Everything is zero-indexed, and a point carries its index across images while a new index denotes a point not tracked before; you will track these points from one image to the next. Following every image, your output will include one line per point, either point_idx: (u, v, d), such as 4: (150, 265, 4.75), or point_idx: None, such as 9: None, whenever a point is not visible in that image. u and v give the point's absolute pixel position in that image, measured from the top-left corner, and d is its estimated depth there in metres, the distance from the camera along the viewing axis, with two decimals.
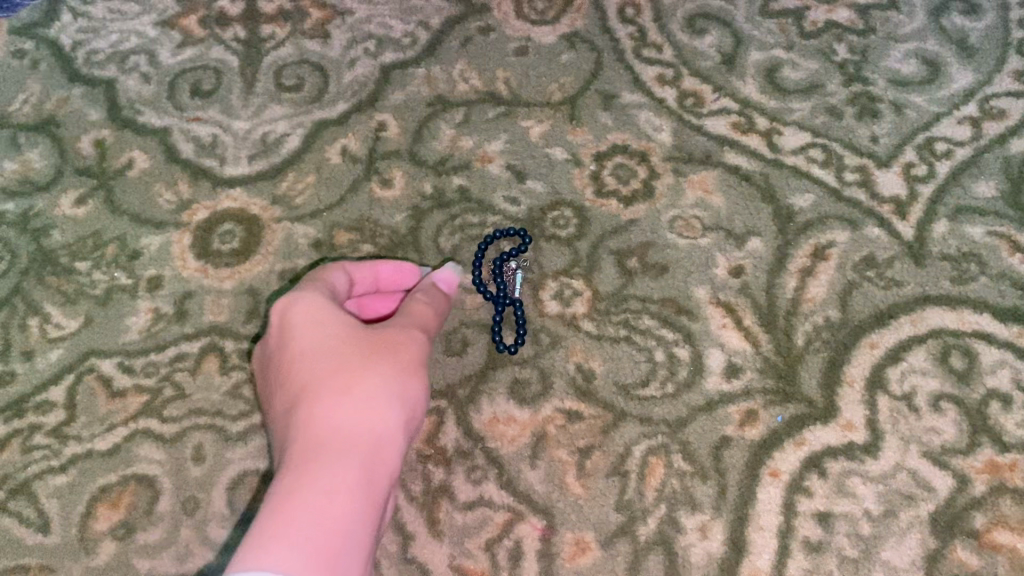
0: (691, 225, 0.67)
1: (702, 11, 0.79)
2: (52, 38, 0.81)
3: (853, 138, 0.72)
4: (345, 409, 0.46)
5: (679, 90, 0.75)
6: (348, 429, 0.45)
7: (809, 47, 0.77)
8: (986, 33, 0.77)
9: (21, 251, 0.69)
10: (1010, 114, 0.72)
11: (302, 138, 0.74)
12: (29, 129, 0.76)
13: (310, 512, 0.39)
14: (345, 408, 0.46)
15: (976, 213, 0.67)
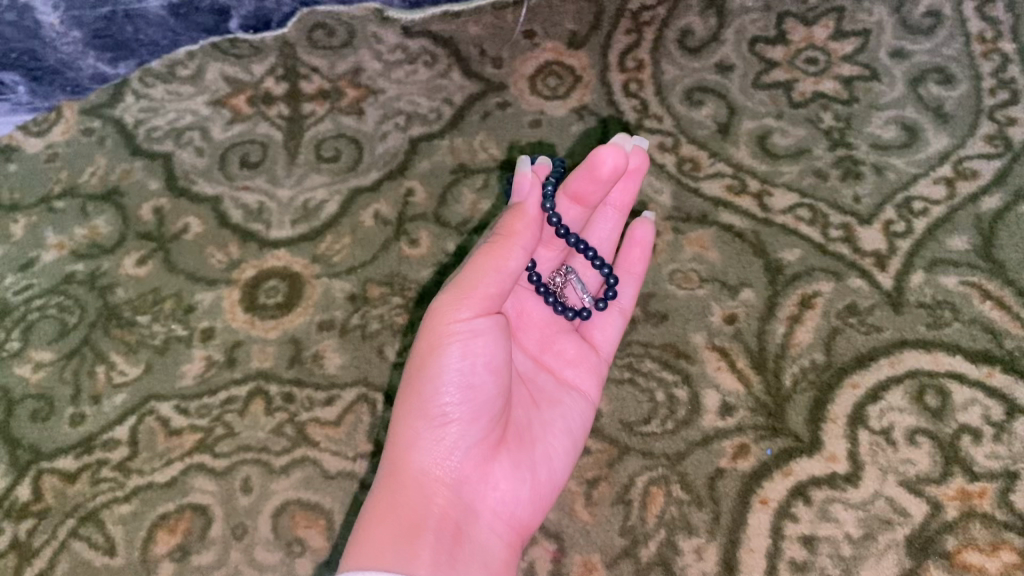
0: (688, 277, 0.74)
1: (699, 85, 0.88)
2: (117, 117, 0.91)
3: (838, 198, 0.78)
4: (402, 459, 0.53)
5: (678, 157, 0.83)
6: (399, 483, 0.52)
7: (797, 116, 0.84)
8: (960, 100, 0.84)
9: (89, 306, 0.78)
10: (982, 174, 0.79)
11: (338, 204, 0.82)
12: (96, 199, 0.85)
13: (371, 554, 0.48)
14: (399, 457, 0.53)
15: (950, 264, 0.73)
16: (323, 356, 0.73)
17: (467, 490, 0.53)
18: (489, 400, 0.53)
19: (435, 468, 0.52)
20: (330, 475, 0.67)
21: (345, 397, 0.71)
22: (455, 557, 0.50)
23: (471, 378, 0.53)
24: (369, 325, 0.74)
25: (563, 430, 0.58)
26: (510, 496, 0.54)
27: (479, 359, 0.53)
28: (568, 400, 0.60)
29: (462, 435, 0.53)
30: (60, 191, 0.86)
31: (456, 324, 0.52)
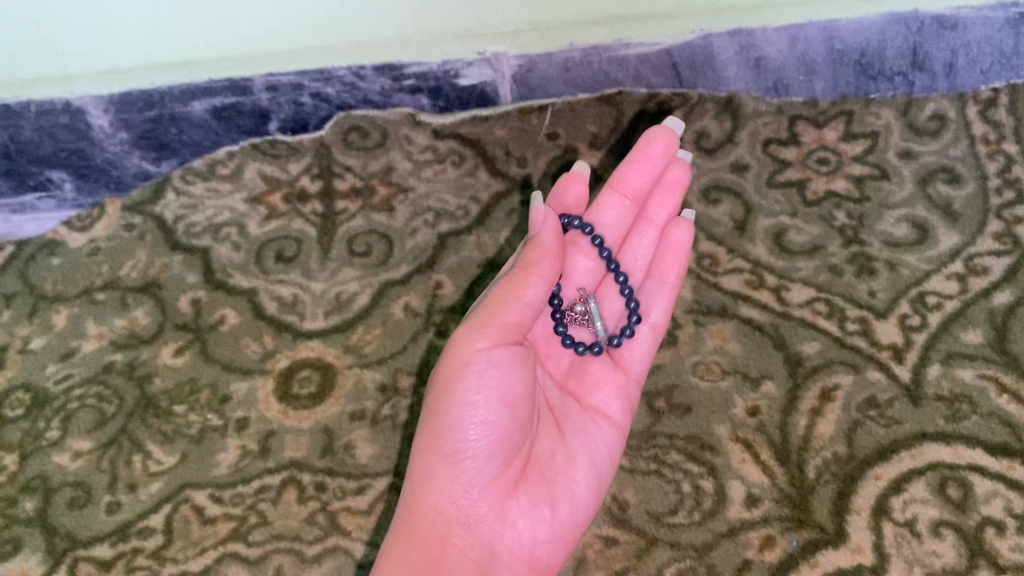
0: (711, 370, 0.77)
1: (715, 184, 0.92)
2: (158, 213, 0.95)
3: (853, 293, 0.81)
4: (420, 498, 0.56)
5: (698, 253, 0.86)
6: (416, 522, 0.56)
7: (811, 214, 0.88)
8: (968, 199, 0.87)
9: (127, 396, 0.80)
10: (993, 270, 0.81)
11: (370, 296, 0.86)
12: (136, 291, 0.89)
13: None
14: (415, 497, 0.57)
15: (966, 358, 0.75)
16: (354, 446, 0.75)
17: (483, 530, 0.56)
18: (509, 435, 0.56)
19: (452, 506, 0.56)
20: (361, 564, 0.68)
21: (376, 486, 0.72)
22: None
23: (490, 415, 0.55)
24: (399, 415, 0.76)
25: (589, 463, 0.61)
26: (532, 533, 0.57)
27: (495, 392, 0.56)
28: (598, 432, 0.63)
29: (477, 472, 0.56)
30: (101, 284, 0.90)
31: (475, 363, 0.55)
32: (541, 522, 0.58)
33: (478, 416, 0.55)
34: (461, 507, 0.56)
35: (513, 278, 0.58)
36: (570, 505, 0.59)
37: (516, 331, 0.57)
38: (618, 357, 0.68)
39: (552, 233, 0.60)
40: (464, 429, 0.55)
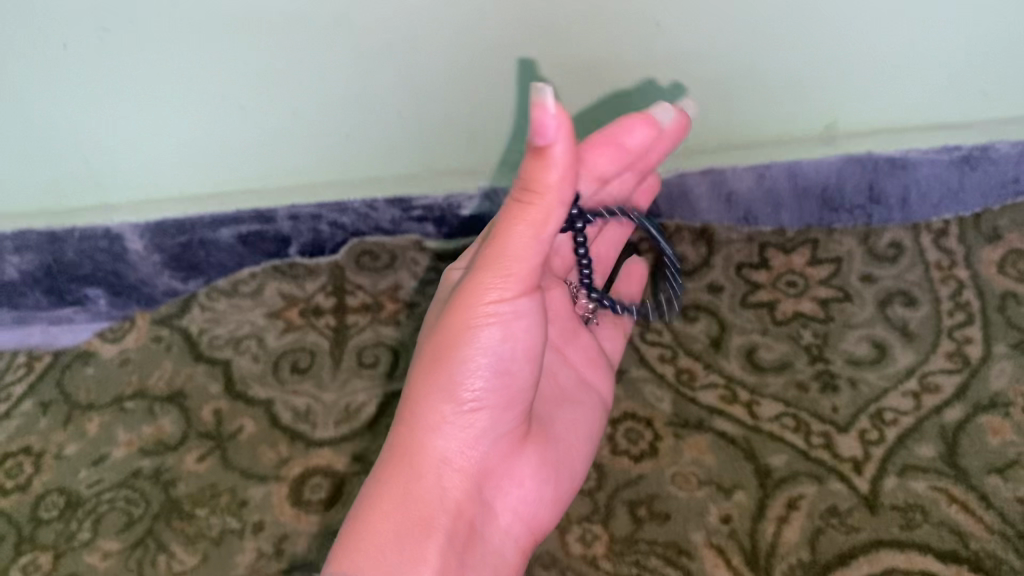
0: (688, 479, 0.84)
1: (693, 303, 1.01)
2: (184, 326, 1.04)
3: (818, 407, 0.89)
4: (429, 436, 0.65)
5: (677, 367, 0.95)
6: (423, 458, 0.65)
7: (780, 332, 0.97)
8: (923, 320, 0.96)
9: (153, 499, 0.88)
10: (944, 388, 0.89)
11: (376, 406, 0.94)
12: (162, 400, 0.97)
13: (382, 537, 0.63)
14: (423, 433, 0.65)
15: (919, 470, 0.83)
16: None
17: (485, 475, 0.68)
18: (516, 388, 0.66)
19: (460, 451, 0.66)
20: None
21: None
22: (456, 545, 0.65)
23: (504, 366, 0.65)
24: None
25: (570, 435, 0.76)
26: (524, 484, 0.70)
27: (512, 344, 0.64)
28: (581, 403, 0.78)
29: (483, 426, 0.66)
30: (131, 393, 0.98)
31: (496, 314, 0.63)
32: (534, 475, 0.71)
33: (493, 371, 0.64)
34: (468, 453, 0.66)
35: (529, 214, 0.58)
36: (555, 459, 0.73)
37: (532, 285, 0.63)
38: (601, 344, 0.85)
39: (567, 146, 0.53)
40: (481, 384, 0.65)
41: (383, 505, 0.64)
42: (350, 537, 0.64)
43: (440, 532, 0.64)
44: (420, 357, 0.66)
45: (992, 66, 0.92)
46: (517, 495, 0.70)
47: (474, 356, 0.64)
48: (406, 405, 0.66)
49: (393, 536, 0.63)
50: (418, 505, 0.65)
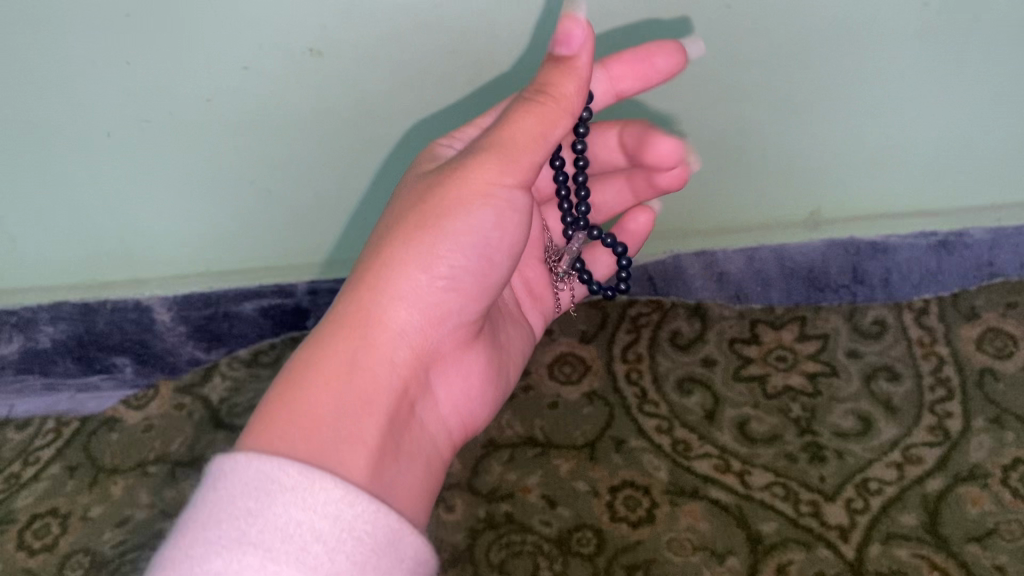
0: (683, 545, 0.89)
1: (688, 375, 1.07)
2: (205, 394, 1.10)
3: (806, 477, 0.94)
4: (391, 306, 0.63)
5: (673, 437, 1.00)
6: (379, 330, 0.62)
7: (770, 405, 1.02)
8: (905, 395, 1.02)
9: None
10: (926, 459, 0.94)
11: None
12: (184, 465, 1.02)
13: (303, 422, 0.56)
14: (381, 307, 0.62)
15: (902, 538, 0.87)
16: None
17: (433, 350, 0.66)
18: (493, 285, 0.68)
19: (421, 326, 0.64)
20: None
21: None
22: (396, 433, 0.62)
23: (490, 255, 0.66)
24: None
25: (503, 349, 0.79)
26: (467, 379, 0.72)
27: (484, 245, 0.65)
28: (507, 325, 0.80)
29: (440, 322, 0.65)
30: (154, 458, 1.03)
31: (495, 196, 0.64)
32: (467, 379, 0.72)
33: (479, 259, 0.66)
34: (423, 336, 0.65)
35: (545, 108, 0.62)
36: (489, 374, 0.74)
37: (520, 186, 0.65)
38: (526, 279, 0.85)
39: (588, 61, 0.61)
40: (460, 264, 0.65)
41: (327, 374, 0.59)
42: (273, 410, 0.57)
43: (375, 413, 0.60)
44: (407, 218, 0.64)
45: (960, 158, 1.00)
46: (459, 386, 0.71)
47: (465, 233, 0.64)
48: (370, 266, 0.63)
49: (331, 403, 0.58)
50: (361, 377, 0.60)
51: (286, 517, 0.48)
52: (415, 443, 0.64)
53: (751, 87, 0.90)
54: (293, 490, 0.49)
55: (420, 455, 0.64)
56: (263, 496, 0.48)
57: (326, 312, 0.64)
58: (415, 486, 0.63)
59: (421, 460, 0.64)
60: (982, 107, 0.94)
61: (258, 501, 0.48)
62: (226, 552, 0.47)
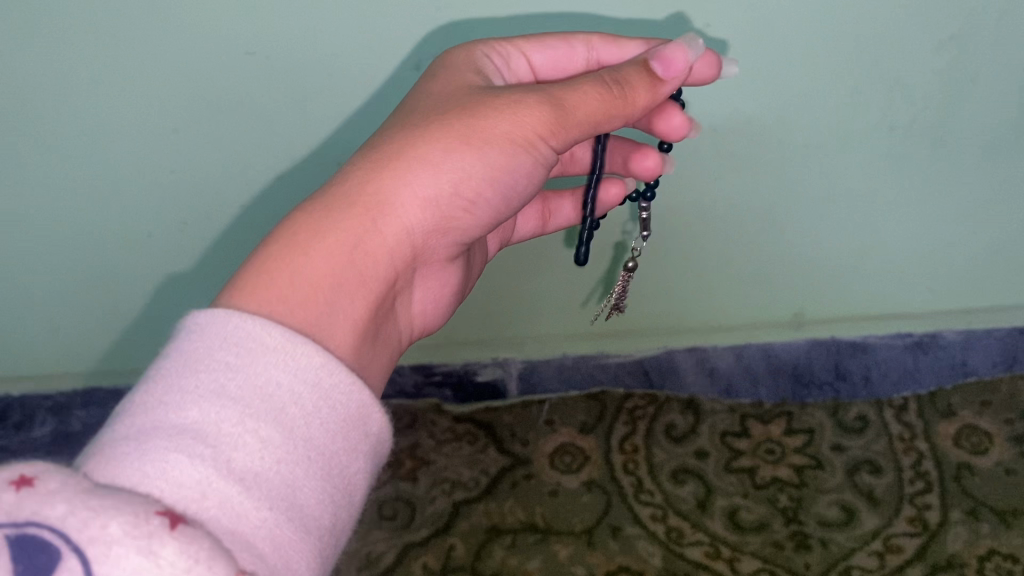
0: None
1: (682, 466, 1.13)
2: None
3: (793, 565, 1.01)
4: (404, 196, 0.60)
5: (667, 525, 1.07)
6: (390, 223, 0.59)
7: (759, 495, 1.09)
8: (887, 486, 1.08)
9: None
10: (905, 549, 1.01)
11: (395, 555, 1.06)
12: None
13: (300, 287, 0.54)
14: (395, 194, 0.60)
15: None
16: None
17: (425, 256, 0.65)
18: (497, 215, 0.68)
19: (421, 221, 0.62)
20: None
21: None
22: (376, 322, 0.60)
23: (510, 187, 0.66)
24: None
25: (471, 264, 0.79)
26: (433, 287, 0.71)
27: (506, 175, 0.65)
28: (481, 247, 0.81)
29: (445, 234, 0.65)
30: None
31: (541, 143, 0.63)
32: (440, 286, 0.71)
33: (503, 190, 0.66)
34: (424, 240, 0.63)
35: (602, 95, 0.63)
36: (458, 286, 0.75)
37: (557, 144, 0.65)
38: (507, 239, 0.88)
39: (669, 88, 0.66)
40: (487, 189, 0.64)
41: (328, 246, 0.56)
42: (270, 269, 0.54)
43: (365, 299, 0.58)
44: (446, 122, 0.62)
45: (929, 267, 1.09)
46: (424, 294, 0.70)
47: (499, 163, 0.63)
48: (394, 151, 0.61)
49: (332, 277, 0.55)
50: (363, 260, 0.58)
51: (269, 376, 0.46)
52: (385, 339, 0.63)
53: (735, 201, 1.00)
54: (274, 353, 0.47)
55: (384, 352, 0.64)
56: (244, 352, 0.47)
57: (326, 181, 0.60)
58: (377, 376, 0.62)
59: (386, 355, 0.64)
60: (949, 216, 1.04)
61: (240, 358, 0.46)
62: (203, 401, 0.44)
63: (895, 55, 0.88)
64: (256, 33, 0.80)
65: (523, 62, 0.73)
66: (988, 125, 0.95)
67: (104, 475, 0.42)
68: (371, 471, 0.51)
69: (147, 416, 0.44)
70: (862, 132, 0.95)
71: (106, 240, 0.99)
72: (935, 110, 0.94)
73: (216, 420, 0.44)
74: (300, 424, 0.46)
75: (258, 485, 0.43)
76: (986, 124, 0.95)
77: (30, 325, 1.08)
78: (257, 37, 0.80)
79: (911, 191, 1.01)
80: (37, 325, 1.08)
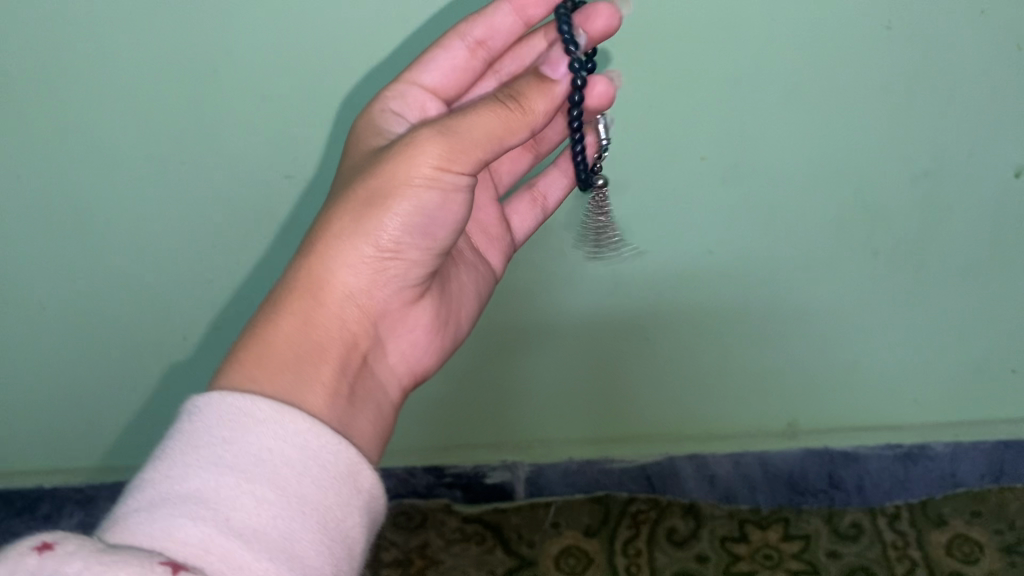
0: None
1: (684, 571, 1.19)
2: None
3: None
4: (338, 270, 0.66)
5: None
6: (332, 291, 0.66)
7: None
8: None
9: None
10: None
11: None
12: None
13: (262, 362, 0.62)
14: (334, 269, 0.66)
15: None
16: None
17: (391, 304, 0.70)
18: (442, 250, 0.70)
19: (364, 287, 0.68)
20: None
21: None
22: (351, 373, 0.66)
23: (433, 227, 0.67)
24: None
25: (478, 290, 0.83)
26: (420, 336, 0.75)
27: (434, 212, 0.66)
28: (486, 268, 0.85)
29: (394, 276, 0.68)
30: None
31: (435, 183, 0.63)
32: (432, 324, 0.75)
33: (427, 232, 0.67)
34: (375, 294, 0.68)
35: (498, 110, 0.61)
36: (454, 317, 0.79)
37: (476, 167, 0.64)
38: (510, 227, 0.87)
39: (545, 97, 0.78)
40: (407, 237, 0.66)
41: (284, 330, 0.64)
42: (240, 355, 0.63)
43: (325, 362, 0.64)
44: (354, 187, 0.66)
45: (915, 381, 1.17)
46: (413, 344, 0.74)
47: (408, 210, 0.65)
48: (325, 224, 0.66)
49: (290, 352, 0.63)
50: (318, 333, 0.65)
51: (258, 444, 0.54)
52: (369, 394, 0.68)
53: (727, 314, 1.10)
54: (262, 425, 0.55)
55: (373, 407, 0.68)
56: (238, 426, 0.54)
57: (283, 271, 0.68)
58: (370, 429, 0.67)
59: (372, 408, 0.68)
60: (932, 334, 1.12)
61: (230, 434, 0.54)
62: (199, 474, 0.52)
63: (876, 186, 0.97)
64: (294, 159, 0.89)
65: (418, 94, 0.76)
66: (965, 250, 1.04)
67: (117, 538, 0.50)
68: (369, 525, 0.57)
69: (154, 490, 0.52)
70: (849, 256, 1.04)
71: (152, 338, 1.09)
72: (917, 237, 1.02)
73: (214, 487, 0.51)
74: (292, 484, 0.53)
75: (256, 539, 0.50)
76: (964, 249, 1.03)
77: (88, 412, 1.19)
78: (297, 165, 0.89)
79: (895, 309, 1.09)
80: (92, 411, 1.19)
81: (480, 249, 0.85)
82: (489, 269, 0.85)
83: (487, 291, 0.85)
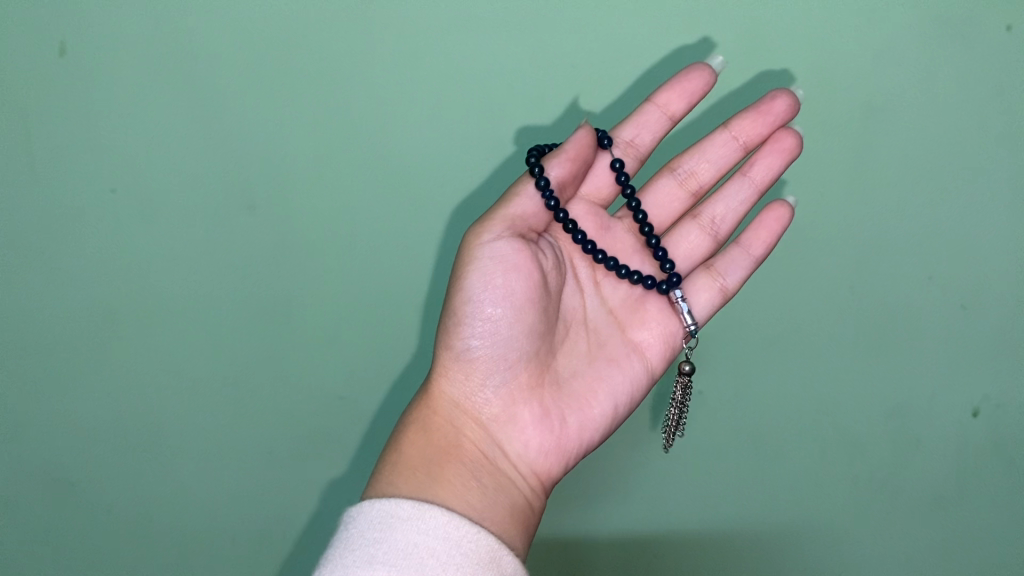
0: None
1: None
2: None
3: None
4: (450, 383, 1.02)
5: None
6: (445, 400, 1.02)
7: None
8: None
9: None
10: None
11: None
12: None
13: (402, 466, 0.98)
14: (447, 383, 1.02)
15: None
16: None
17: (505, 426, 1.03)
18: (522, 360, 1.01)
19: (466, 392, 1.02)
20: None
21: None
22: (472, 454, 1.01)
23: (497, 320, 0.97)
24: None
25: (613, 379, 1.06)
26: (532, 440, 1.03)
27: (490, 276, 0.97)
28: (628, 360, 1.08)
29: (492, 386, 1.02)
30: None
31: (479, 258, 0.97)
32: (541, 416, 1.03)
33: (488, 312, 0.97)
34: (489, 410, 1.02)
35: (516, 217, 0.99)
36: (586, 411, 1.05)
37: (516, 250, 0.97)
38: (674, 310, 1.11)
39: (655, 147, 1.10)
40: (474, 337, 0.98)
41: (413, 449, 1.00)
42: (393, 475, 1.00)
43: (445, 462, 0.99)
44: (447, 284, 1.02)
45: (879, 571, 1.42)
46: (523, 446, 1.03)
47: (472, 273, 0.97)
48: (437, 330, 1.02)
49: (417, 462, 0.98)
50: (436, 442, 1.00)
51: (403, 541, 0.79)
52: (484, 488, 0.99)
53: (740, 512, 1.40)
54: (409, 522, 0.81)
55: (494, 499, 0.99)
56: (385, 529, 0.80)
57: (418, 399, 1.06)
58: (487, 516, 0.97)
59: (499, 498, 1.00)
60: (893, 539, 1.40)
61: (383, 532, 0.80)
62: (359, 566, 0.78)
63: (846, 403, 1.33)
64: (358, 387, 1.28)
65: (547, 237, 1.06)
66: (927, 482, 1.36)
67: None
68: None
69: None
70: (802, 506, 1.39)
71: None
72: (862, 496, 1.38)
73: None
74: (429, 565, 0.78)
75: None
76: (931, 468, 1.35)
77: None
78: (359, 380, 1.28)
79: (877, 501, 1.38)
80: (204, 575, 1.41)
81: (630, 338, 1.09)
82: (632, 372, 1.08)
83: (618, 396, 1.06)
